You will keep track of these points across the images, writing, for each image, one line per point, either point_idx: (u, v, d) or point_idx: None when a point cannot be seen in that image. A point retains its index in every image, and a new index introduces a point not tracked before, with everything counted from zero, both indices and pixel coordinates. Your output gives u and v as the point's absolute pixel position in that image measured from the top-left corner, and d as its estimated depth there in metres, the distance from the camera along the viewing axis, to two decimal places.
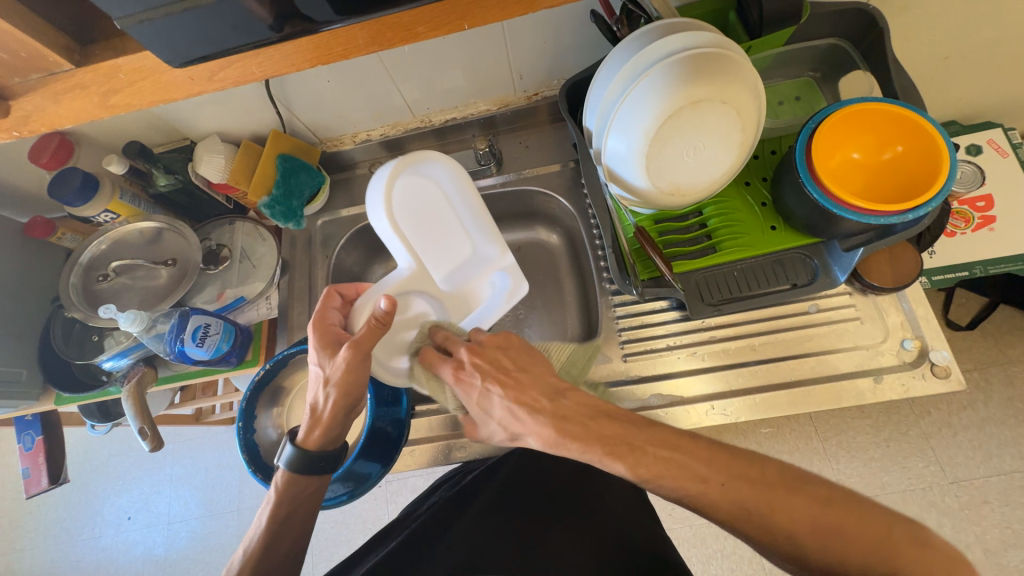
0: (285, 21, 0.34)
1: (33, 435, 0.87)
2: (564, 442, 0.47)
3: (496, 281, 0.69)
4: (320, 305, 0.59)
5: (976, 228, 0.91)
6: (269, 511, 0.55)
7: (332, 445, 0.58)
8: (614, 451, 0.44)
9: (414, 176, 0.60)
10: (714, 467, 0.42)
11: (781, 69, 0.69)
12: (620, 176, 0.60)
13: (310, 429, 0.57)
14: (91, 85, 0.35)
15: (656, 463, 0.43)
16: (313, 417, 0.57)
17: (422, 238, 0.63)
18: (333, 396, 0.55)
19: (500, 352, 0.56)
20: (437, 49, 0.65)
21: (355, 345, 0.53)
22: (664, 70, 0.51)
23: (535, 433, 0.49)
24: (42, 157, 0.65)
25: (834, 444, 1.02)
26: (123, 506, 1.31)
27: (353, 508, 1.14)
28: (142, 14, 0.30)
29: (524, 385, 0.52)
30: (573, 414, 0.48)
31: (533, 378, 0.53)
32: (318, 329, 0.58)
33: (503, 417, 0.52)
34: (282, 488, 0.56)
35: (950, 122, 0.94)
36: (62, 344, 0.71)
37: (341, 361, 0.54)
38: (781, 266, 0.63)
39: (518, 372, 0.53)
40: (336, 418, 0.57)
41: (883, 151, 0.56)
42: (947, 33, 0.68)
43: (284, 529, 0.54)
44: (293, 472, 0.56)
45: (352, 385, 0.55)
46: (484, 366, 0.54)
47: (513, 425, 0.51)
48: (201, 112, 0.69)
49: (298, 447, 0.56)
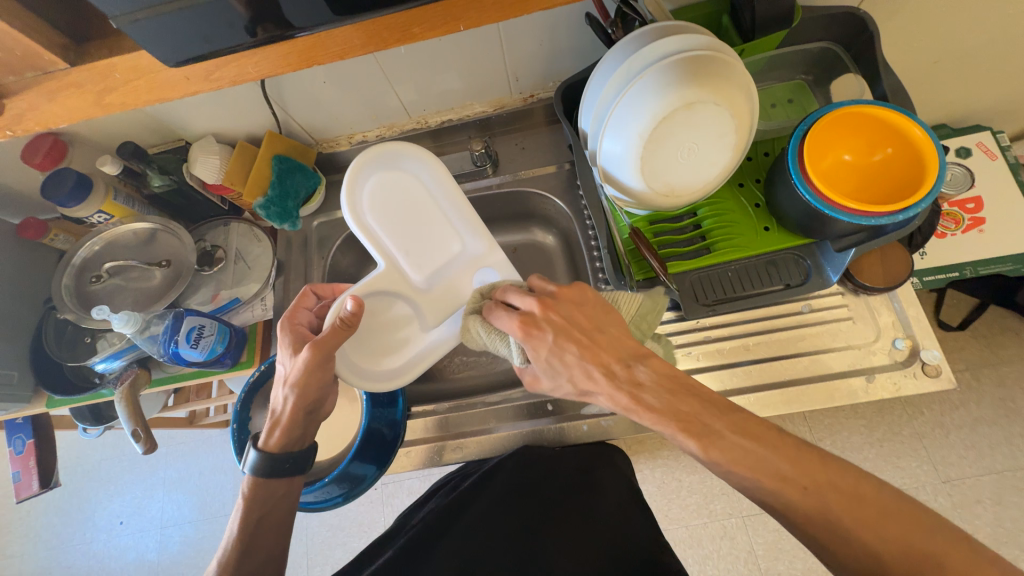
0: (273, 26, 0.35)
1: (24, 438, 0.86)
2: (638, 410, 0.45)
3: (482, 276, 0.66)
4: (293, 304, 0.60)
5: (966, 229, 0.92)
6: (237, 517, 0.55)
7: (296, 446, 0.58)
8: (687, 430, 0.43)
9: (386, 171, 0.62)
10: (789, 463, 0.41)
11: (774, 72, 0.70)
12: (616, 177, 0.60)
13: (271, 431, 0.57)
14: (86, 83, 0.35)
15: (732, 449, 0.42)
16: (273, 418, 0.57)
17: (398, 233, 0.63)
18: (293, 397, 0.55)
19: (575, 309, 0.51)
20: (433, 51, 0.66)
21: (316, 346, 0.53)
22: (658, 72, 0.52)
23: (603, 396, 0.48)
24: (35, 157, 0.65)
25: (828, 445, 1.03)
26: (115, 511, 1.29)
27: (348, 511, 1.13)
28: (137, 13, 0.30)
29: (595, 349, 0.48)
30: (649, 384, 0.46)
31: (607, 343, 0.49)
32: (286, 327, 0.58)
33: (573, 376, 0.49)
34: (248, 493, 0.55)
35: (939, 125, 0.95)
36: (54, 345, 0.70)
37: (301, 362, 0.54)
38: (775, 266, 0.63)
39: (595, 334, 0.49)
40: (296, 420, 0.56)
41: (874, 153, 0.57)
42: (936, 39, 0.69)
43: (257, 535, 0.54)
44: (258, 477, 0.55)
45: (313, 384, 0.55)
46: (555, 325, 0.49)
47: (583, 383, 0.49)
48: (195, 112, 0.69)
49: (260, 451, 0.56)
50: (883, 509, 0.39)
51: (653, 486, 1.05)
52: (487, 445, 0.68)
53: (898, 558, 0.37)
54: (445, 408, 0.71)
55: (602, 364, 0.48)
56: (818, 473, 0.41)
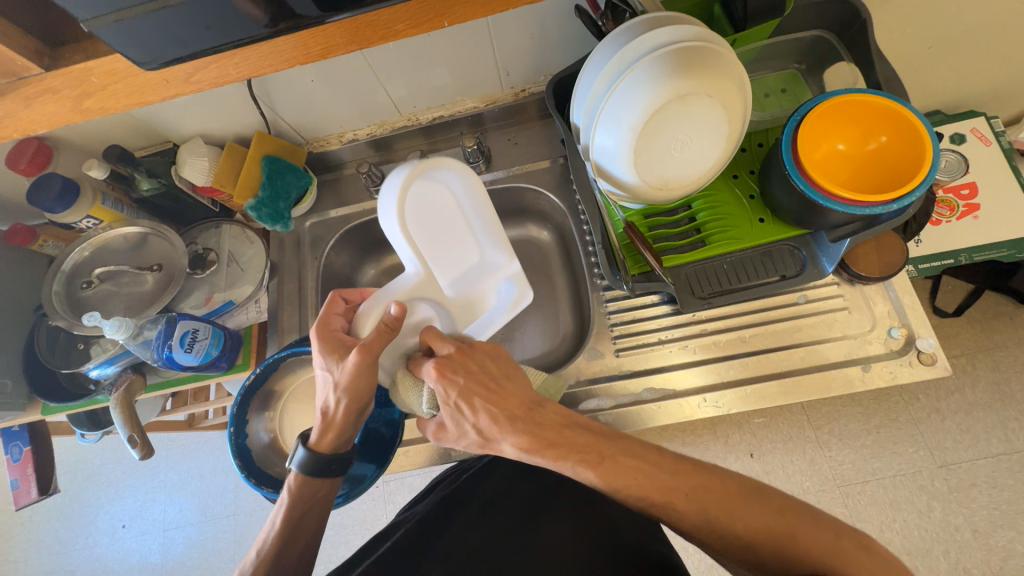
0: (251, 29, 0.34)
1: (21, 446, 0.86)
2: (539, 449, 0.45)
3: (500, 288, 0.69)
4: (325, 310, 0.59)
5: (960, 216, 0.92)
6: (281, 514, 0.55)
7: (344, 447, 0.58)
8: (585, 460, 0.44)
9: (426, 183, 0.56)
10: (677, 476, 0.43)
11: (767, 62, 0.69)
12: (609, 172, 0.59)
13: (323, 434, 0.57)
14: (63, 89, 0.35)
15: (625, 471, 0.43)
16: (324, 421, 0.56)
17: (429, 245, 0.60)
18: (344, 401, 0.55)
19: (486, 358, 0.52)
20: (421, 47, 0.65)
21: (363, 350, 0.53)
22: (650, 64, 0.51)
23: (507, 445, 0.47)
24: (19, 163, 0.64)
25: (825, 433, 1.03)
26: (118, 514, 1.30)
27: (351, 510, 1.14)
28: (109, 16, 0.30)
29: (499, 398, 0.48)
30: (548, 426, 0.47)
31: (511, 389, 0.50)
32: (321, 335, 0.57)
33: (476, 422, 0.49)
34: (294, 490, 0.56)
35: (934, 112, 0.95)
36: (46, 353, 0.70)
37: (348, 366, 0.53)
38: (770, 258, 0.63)
39: (501, 380, 0.50)
40: (348, 421, 0.56)
41: (868, 142, 0.57)
42: (929, 25, 0.69)
43: (299, 528, 0.55)
44: (304, 474, 0.56)
45: (362, 387, 0.54)
46: (467, 374, 0.50)
47: (490, 430, 0.48)
48: (182, 113, 0.68)
49: (311, 450, 0.56)
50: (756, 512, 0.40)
51: None
52: None
53: (768, 547, 0.39)
54: None
55: (510, 411, 0.48)
56: (696, 480, 0.42)
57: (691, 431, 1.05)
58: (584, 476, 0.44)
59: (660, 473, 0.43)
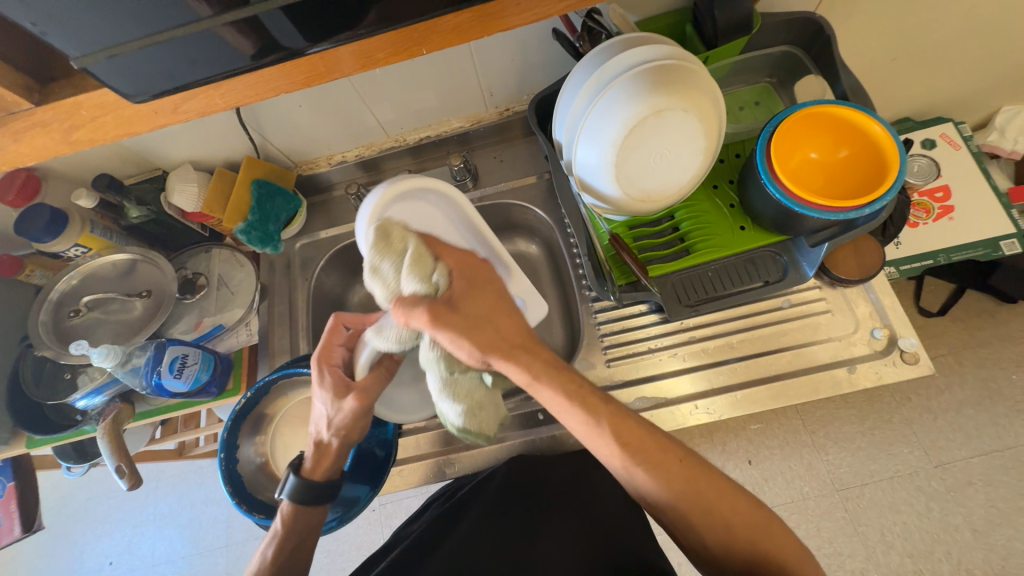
0: (235, 63, 0.35)
1: (3, 482, 0.83)
2: (548, 373, 0.49)
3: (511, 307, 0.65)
4: (326, 341, 0.59)
5: (936, 218, 0.95)
6: (274, 545, 0.56)
7: (336, 475, 0.60)
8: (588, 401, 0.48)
9: (409, 202, 0.57)
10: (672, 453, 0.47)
11: (740, 76, 0.72)
12: (592, 186, 0.61)
13: (314, 461, 0.59)
14: (53, 122, 0.36)
15: (632, 437, 0.47)
16: (317, 451, 0.59)
17: None
18: (340, 438, 0.58)
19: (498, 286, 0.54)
20: (406, 72, 0.67)
21: (362, 396, 0.56)
22: (625, 83, 0.53)
23: (514, 361, 0.49)
24: (8, 194, 0.65)
25: (820, 436, 1.04)
26: (104, 551, 1.25)
27: (346, 535, 1.11)
28: (99, 53, 0.31)
29: (507, 310, 0.52)
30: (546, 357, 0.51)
31: (519, 321, 0.52)
32: (324, 369, 0.58)
33: (488, 329, 0.50)
34: (288, 520, 0.57)
35: (903, 119, 0.99)
36: (32, 385, 0.69)
37: (346, 409, 0.56)
38: (753, 264, 0.64)
39: (509, 306, 0.53)
40: (342, 455, 0.59)
41: (838, 150, 0.59)
42: (891, 38, 0.73)
43: (292, 561, 0.56)
44: (298, 504, 0.57)
45: (356, 427, 0.58)
46: (481, 289, 0.52)
47: (498, 344, 0.49)
48: (171, 141, 0.69)
49: (302, 478, 0.57)
50: (739, 504, 0.45)
51: None
52: (480, 459, 0.68)
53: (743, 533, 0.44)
54: (438, 423, 0.71)
55: (518, 328, 0.52)
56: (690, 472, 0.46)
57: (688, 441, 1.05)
58: (591, 412, 0.48)
59: (661, 452, 0.46)
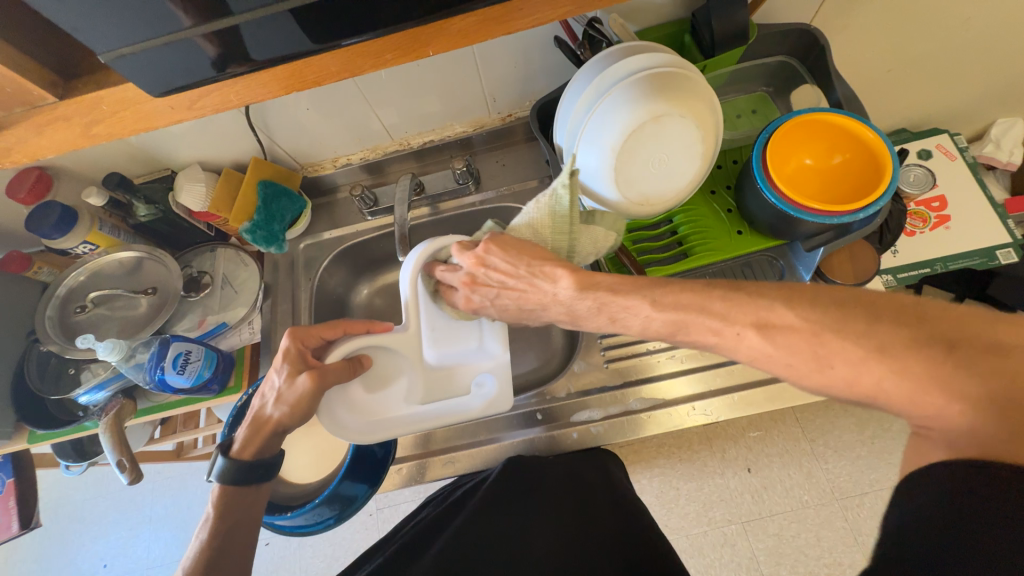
0: (250, 60, 0.37)
1: (3, 478, 0.84)
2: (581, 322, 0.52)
3: (483, 381, 0.65)
4: (306, 327, 0.58)
5: (933, 227, 0.96)
6: (206, 530, 0.55)
7: (267, 454, 0.59)
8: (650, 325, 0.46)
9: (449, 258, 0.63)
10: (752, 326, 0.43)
11: (736, 85, 0.74)
12: (591, 189, 0.62)
13: (243, 442, 0.58)
14: (74, 116, 0.37)
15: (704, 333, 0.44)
16: (252, 427, 0.58)
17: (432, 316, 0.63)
18: (283, 414, 0.56)
19: (493, 267, 0.54)
20: (412, 77, 0.69)
21: (316, 376, 0.54)
22: (624, 89, 0.55)
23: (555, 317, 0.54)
24: (20, 192, 0.66)
25: (821, 445, 1.03)
26: (99, 553, 1.24)
27: (342, 540, 1.10)
28: (122, 50, 0.33)
29: (528, 290, 0.53)
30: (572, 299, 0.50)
31: (527, 282, 0.52)
32: (290, 347, 0.56)
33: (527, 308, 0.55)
34: (216, 503, 0.56)
35: (899, 130, 1.00)
36: (36, 380, 0.69)
37: (298, 387, 0.55)
38: (748, 268, 0.67)
39: (518, 279, 0.53)
40: (269, 437, 0.58)
41: (832, 156, 0.60)
42: (885, 50, 0.74)
43: (226, 547, 0.54)
44: (227, 485, 0.56)
45: (302, 408, 0.56)
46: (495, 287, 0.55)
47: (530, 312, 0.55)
48: (182, 141, 0.71)
49: (231, 459, 0.57)
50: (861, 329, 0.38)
51: (651, 496, 1.04)
52: (478, 459, 0.67)
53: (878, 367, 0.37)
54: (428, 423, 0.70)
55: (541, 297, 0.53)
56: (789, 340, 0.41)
57: (687, 447, 1.04)
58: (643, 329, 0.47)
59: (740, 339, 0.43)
